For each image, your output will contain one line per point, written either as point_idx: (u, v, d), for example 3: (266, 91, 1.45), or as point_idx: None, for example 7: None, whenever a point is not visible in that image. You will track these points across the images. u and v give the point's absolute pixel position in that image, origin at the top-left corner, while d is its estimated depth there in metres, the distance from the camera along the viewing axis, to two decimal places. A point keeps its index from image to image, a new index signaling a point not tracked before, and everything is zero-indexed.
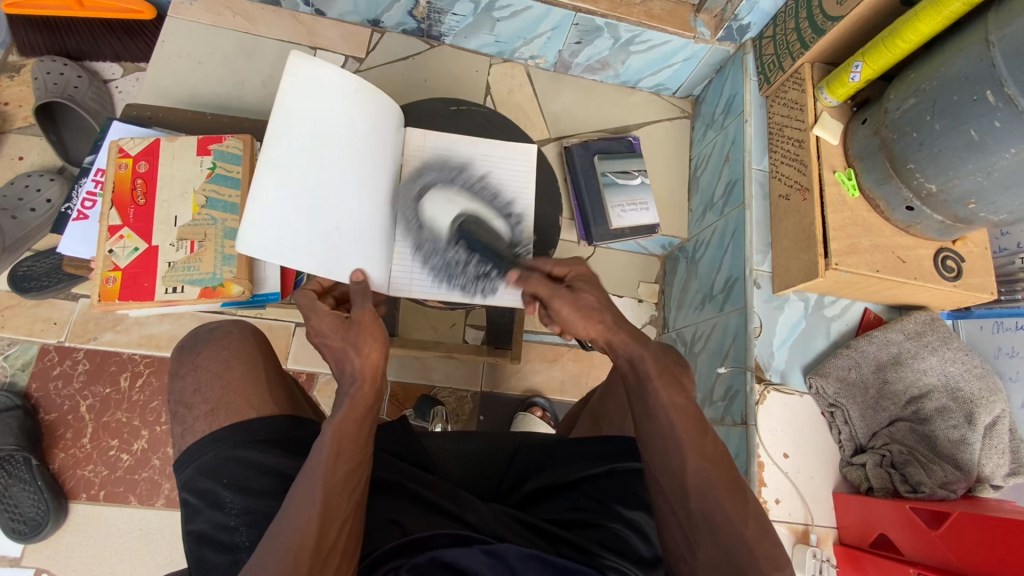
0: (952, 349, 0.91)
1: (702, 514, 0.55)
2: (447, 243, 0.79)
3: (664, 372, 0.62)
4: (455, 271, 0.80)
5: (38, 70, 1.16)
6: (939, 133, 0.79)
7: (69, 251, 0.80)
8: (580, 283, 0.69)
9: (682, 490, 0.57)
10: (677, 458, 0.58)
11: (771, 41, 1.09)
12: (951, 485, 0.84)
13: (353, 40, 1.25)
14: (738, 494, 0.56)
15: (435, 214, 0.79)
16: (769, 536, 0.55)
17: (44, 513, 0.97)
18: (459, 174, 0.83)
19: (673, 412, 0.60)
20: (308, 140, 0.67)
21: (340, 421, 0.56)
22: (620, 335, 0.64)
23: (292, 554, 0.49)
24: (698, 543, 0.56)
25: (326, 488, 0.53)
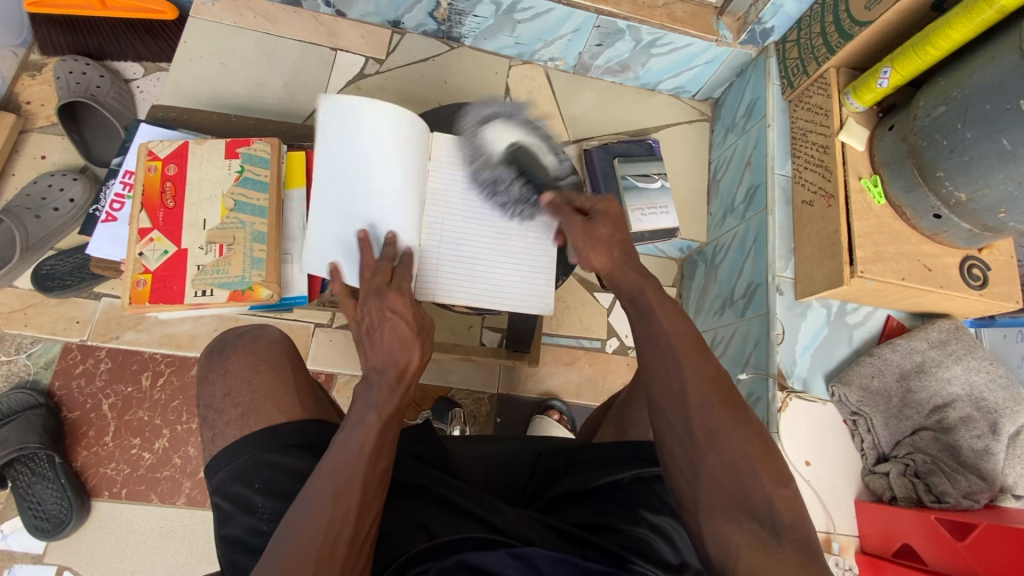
0: (976, 358, 0.91)
1: (705, 433, 0.52)
2: (489, 164, 0.81)
3: (665, 302, 0.60)
4: (499, 192, 0.81)
5: (61, 70, 1.16)
6: (970, 141, 0.79)
7: (97, 252, 0.81)
8: (601, 215, 0.68)
9: (683, 409, 0.54)
10: (677, 375, 0.55)
11: (796, 45, 1.08)
12: (975, 496, 0.84)
13: (373, 41, 1.25)
14: (739, 411, 0.53)
15: (491, 140, 0.80)
16: (773, 451, 0.51)
17: (66, 511, 0.98)
18: (522, 113, 0.84)
19: (675, 339, 0.57)
20: (349, 172, 0.75)
21: (385, 414, 0.58)
22: (621, 268, 0.63)
23: (330, 543, 0.50)
24: (700, 462, 0.52)
25: (366, 480, 0.54)
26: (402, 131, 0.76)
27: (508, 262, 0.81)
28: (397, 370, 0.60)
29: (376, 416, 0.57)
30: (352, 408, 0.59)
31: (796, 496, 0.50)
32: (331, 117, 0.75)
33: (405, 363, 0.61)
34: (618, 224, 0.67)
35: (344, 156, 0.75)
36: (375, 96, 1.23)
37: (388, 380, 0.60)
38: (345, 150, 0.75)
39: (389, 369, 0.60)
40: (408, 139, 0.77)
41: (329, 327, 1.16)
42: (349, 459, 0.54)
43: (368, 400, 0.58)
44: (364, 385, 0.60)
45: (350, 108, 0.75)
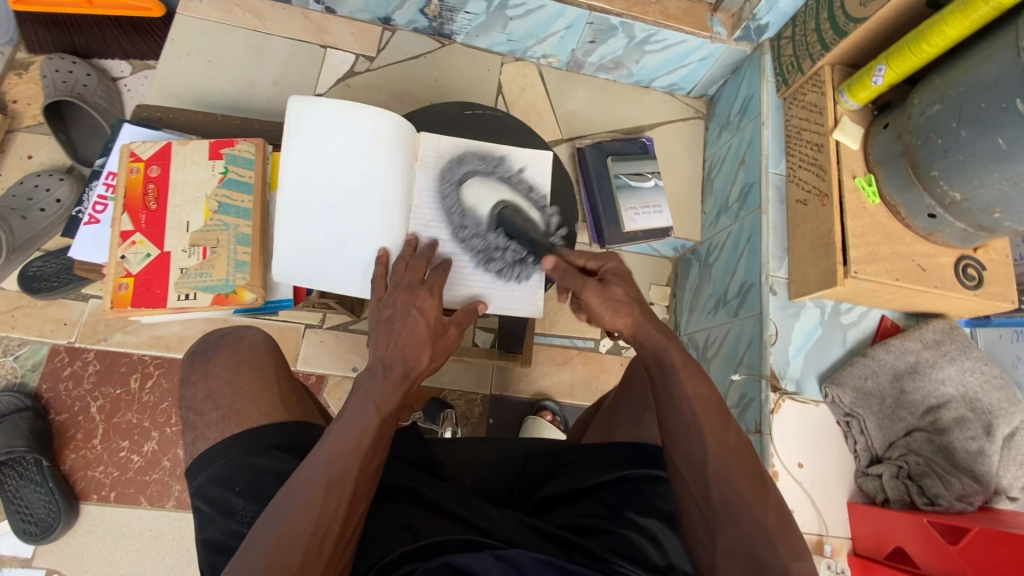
0: (971, 359, 0.90)
1: (721, 500, 0.55)
2: (479, 231, 0.79)
3: (690, 365, 0.61)
4: (493, 257, 0.79)
5: (47, 68, 1.15)
6: (964, 140, 0.77)
7: (80, 255, 0.80)
8: (613, 275, 0.66)
9: (703, 477, 0.57)
10: (699, 444, 0.58)
11: (790, 42, 1.06)
12: (968, 498, 0.83)
13: (364, 38, 1.24)
14: (759, 486, 0.56)
15: (473, 203, 0.79)
16: (788, 525, 0.54)
17: (54, 515, 0.97)
18: (501, 167, 0.83)
19: (696, 404, 0.59)
20: (323, 174, 0.73)
21: (384, 412, 0.57)
22: (646, 325, 0.63)
23: (318, 536, 0.51)
24: (718, 531, 0.55)
25: (358, 478, 0.54)
26: (381, 128, 0.74)
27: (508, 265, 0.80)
28: (406, 371, 0.59)
29: (376, 411, 0.57)
30: (351, 399, 0.58)
31: (810, 570, 0.52)
32: (298, 118, 0.73)
33: (416, 368, 0.60)
34: (631, 280, 0.66)
35: (316, 160, 0.73)
36: (366, 95, 1.22)
37: (393, 378, 0.59)
38: (317, 152, 0.73)
39: (396, 367, 0.59)
40: (385, 136, 0.74)
41: (320, 328, 1.15)
42: (345, 450, 0.54)
43: (370, 392, 0.57)
44: (365, 375, 0.60)
45: (305, 116, 0.73)
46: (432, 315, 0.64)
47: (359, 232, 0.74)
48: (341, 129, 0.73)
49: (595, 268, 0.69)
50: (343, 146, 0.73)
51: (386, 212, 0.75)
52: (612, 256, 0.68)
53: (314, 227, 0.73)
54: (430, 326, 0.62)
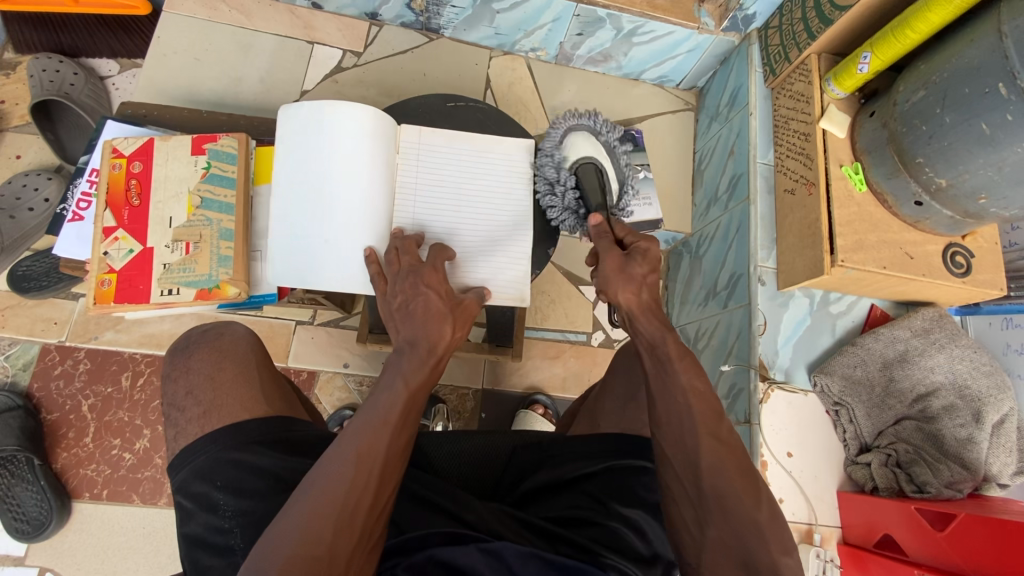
0: (960, 347, 0.90)
1: (713, 491, 0.54)
2: (557, 167, 0.79)
3: (685, 355, 0.62)
4: (553, 193, 0.80)
5: (34, 67, 1.15)
6: (948, 126, 0.77)
7: (66, 252, 0.80)
8: (638, 254, 0.67)
9: (694, 466, 0.56)
10: (692, 437, 0.57)
11: (777, 32, 1.06)
12: (957, 485, 0.83)
13: (351, 34, 1.23)
14: (749, 478, 0.55)
15: (570, 146, 0.79)
16: (779, 521, 0.53)
17: (47, 513, 0.97)
18: (611, 134, 0.81)
19: (692, 397, 0.59)
20: (307, 173, 0.73)
21: (413, 385, 0.58)
22: (648, 313, 0.64)
23: (348, 510, 0.50)
24: (708, 523, 0.54)
25: (388, 453, 0.54)
26: (362, 125, 0.74)
27: (498, 253, 0.80)
28: (431, 346, 0.60)
29: (404, 385, 0.57)
30: (381, 376, 0.59)
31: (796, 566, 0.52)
32: (286, 123, 0.74)
33: (440, 342, 0.61)
34: (655, 265, 0.66)
35: (301, 160, 0.74)
36: (353, 90, 1.22)
37: (418, 354, 0.60)
38: (302, 153, 0.74)
39: (422, 343, 0.60)
40: (366, 131, 0.74)
41: (310, 324, 1.15)
42: (375, 426, 0.54)
43: (398, 366, 0.58)
44: (394, 353, 0.61)
45: (291, 120, 0.74)
46: (442, 290, 0.66)
47: (340, 228, 0.73)
48: (323, 127, 0.73)
49: (630, 243, 0.69)
50: (324, 144, 0.73)
51: (368, 208, 0.75)
52: (645, 235, 0.69)
53: (299, 224, 0.73)
54: (443, 299, 0.64)
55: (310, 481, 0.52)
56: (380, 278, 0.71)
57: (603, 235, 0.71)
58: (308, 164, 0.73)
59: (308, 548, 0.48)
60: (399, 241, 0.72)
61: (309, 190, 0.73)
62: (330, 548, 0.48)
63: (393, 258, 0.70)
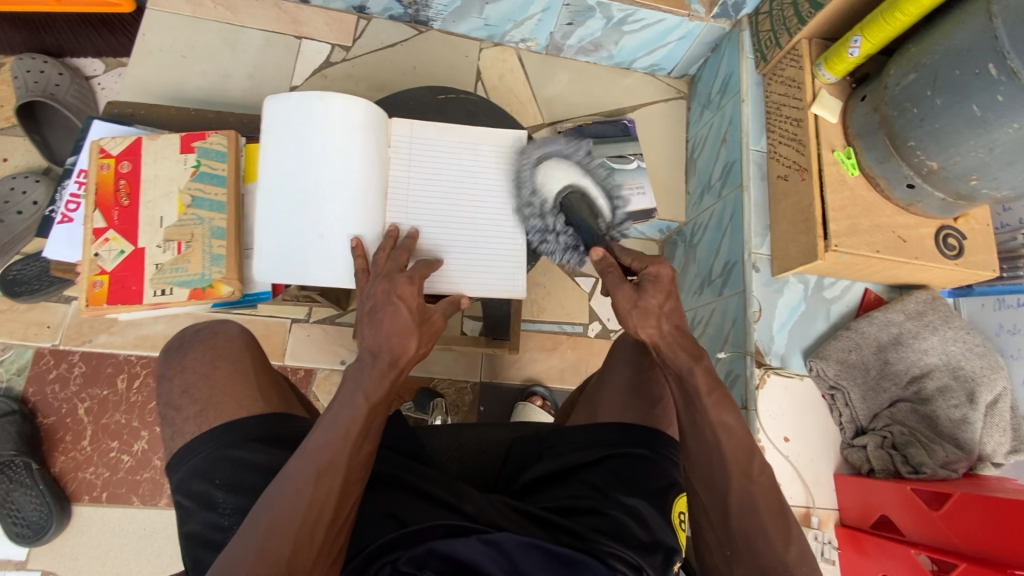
0: (953, 328, 0.91)
1: (741, 532, 0.55)
2: (543, 212, 0.77)
3: (715, 389, 0.60)
4: (549, 239, 0.78)
5: (18, 69, 1.13)
6: (939, 108, 0.77)
7: (56, 255, 0.79)
8: (649, 282, 0.64)
9: (723, 505, 0.57)
10: (721, 474, 0.58)
11: (768, 17, 1.05)
12: (952, 465, 0.84)
13: (339, 28, 1.22)
14: (780, 517, 0.55)
15: (545, 183, 0.77)
16: (810, 562, 0.53)
17: (47, 517, 0.97)
18: (580, 154, 0.80)
19: (721, 432, 0.59)
20: (297, 167, 0.73)
21: (374, 398, 0.57)
22: (675, 344, 0.62)
23: (307, 527, 0.51)
24: (736, 561, 0.55)
25: (348, 468, 0.53)
26: (355, 119, 0.73)
27: (491, 247, 0.79)
28: (393, 358, 0.59)
29: (364, 399, 0.56)
30: (341, 388, 0.58)
31: None
32: (272, 115, 0.73)
33: (403, 355, 0.59)
34: (669, 290, 0.64)
35: (288, 155, 0.73)
36: (344, 85, 1.21)
37: (378, 365, 0.59)
38: (293, 149, 0.73)
39: (383, 354, 0.59)
40: (354, 124, 0.73)
41: (306, 322, 1.15)
42: (334, 440, 0.54)
43: (358, 379, 0.57)
44: (354, 364, 0.59)
45: (275, 112, 0.73)
46: (413, 303, 0.63)
47: (332, 224, 0.73)
48: (313, 121, 0.72)
49: (637, 270, 0.67)
50: (317, 137, 0.73)
51: (363, 202, 0.74)
52: (657, 261, 0.65)
53: (287, 220, 0.72)
54: (413, 312, 0.61)
55: (272, 494, 0.52)
56: (364, 275, 0.70)
57: (608, 273, 0.67)
58: (297, 158, 0.73)
59: (265, 563, 0.48)
60: (396, 248, 0.71)
61: (298, 183, 0.73)
62: (288, 562, 0.49)
63: (380, 260, 0.69)
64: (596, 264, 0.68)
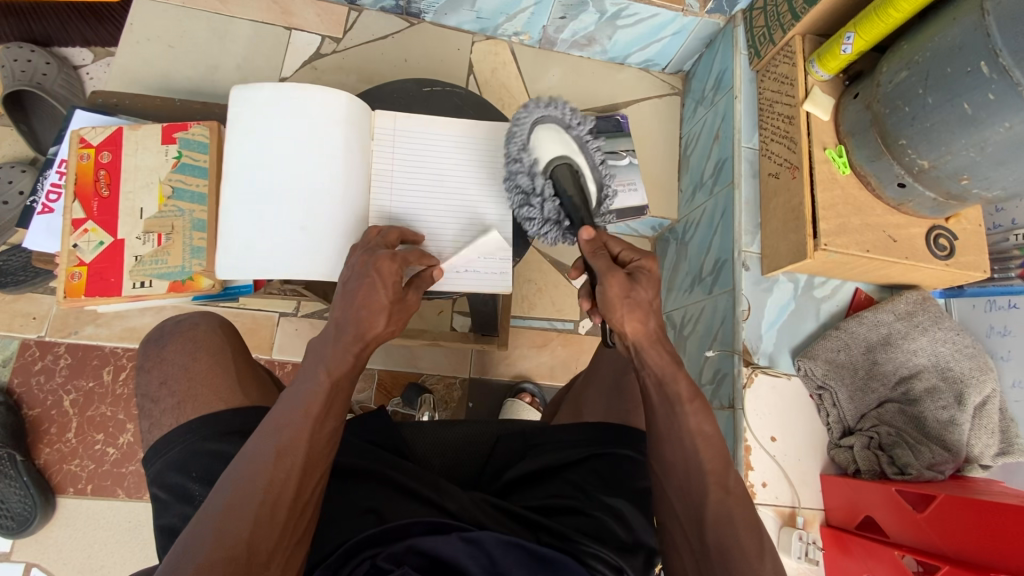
0: (943, 329, 0.90)
1: (718, 545, 0.54)
2: (530, 174, 0.67)
3: (695, 397, 0.60)
4: (530, 204, 0.69)
5: (4, 58, 1.12)
6: (931, 107, 0.76)
7: (36, 246, 0.78)
8: (641, 275, 0.62)
9: (699, 519, 0.56)
10: (698, 483, 0.57)
11: (762, 13, 1.04)
12: (938, 467, 0.84)
13: (330, 20, 1.21)
14: (757, 533, 0.55)
15: (539, 146, 0.66)
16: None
17: (30, 509, 0.97)
18: (582, 123, 0.68)
19: (698, 440, 0.58)
20: (275, 159, 0.72)
21: (336, 374, 0.56)
22: (654, 347, 0.61)
23: (267, 507, 0.50)
24: (708, 568, 0.55)
25: (311, 442, 0.53)
26: (335, 113, 0.73)
27: (477, 241, 0.78)
28: (359, 333, 0.57)
29: (326, 374, 0.56)
30: (304, 362, 0.57)
31: None
32: (241, 107, 0.72)
33: (370, 330, 0.57)
34: (658, 288, 0.63)
35: (265, 148, 0.72)
36: (334, 77, 1.19)
37: (344, 339, 0.57)
38: (267, 142, 0.72)
39: (349, 328, 0.57)
40: (332, 116, 0.72)
41: (294, 316, 1.14)
42: (295, 417, 0.53)
43: (320, 353, 0.56)
44: (319, 338, 0.58)
45: (246, 102, 0.72)
46: (390, 280, 0.59)
47: (312, 219, 0.72)
48: (291, 113, 0.72)
49: (628, 260, 0.64)
50: (294, 128, 0.72)
51: (344, 195, 0.73)
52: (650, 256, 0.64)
53: (263, 212, 0.71)
54: (388, 292, 0.58)
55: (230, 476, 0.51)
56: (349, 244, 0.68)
57: (598, 254, 0.62)
58: (273, 150, 0.72)
59: (224, 541, 0.47)
60: (385, 228, 0.69)
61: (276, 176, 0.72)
62: (249, 543, 0.48)
63: (369, 235, 0.67)
64: (585, 245, 0.62)
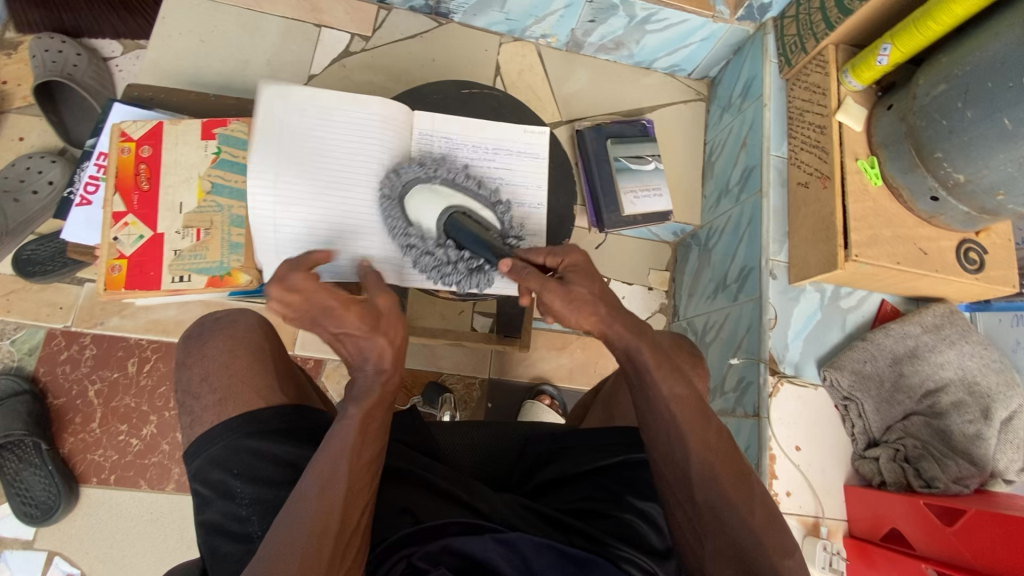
0: (970, 343, 0.90)
1: (708, 505, 0.56)
2: (432, 246, 0.72)
3: (662, 362, 0.60)
4: (446, 270, 0.72)
5: (36, 48, 1.13)
6: (970, 121, 0.76)
7: (73, 237, 0.79)
8: (571, 273, 0.63)
9: (687, 481, 0.57)
10: (680, 446, 0.58)
11: (794, 21, 1.04)
12: (965, 481, 0.84)
13: (359, 17, 1.21)
14: (743, 485, 0.57)
15: (419, 215, 0.72)
16: (776, 522, 0.55)
17: (55, 497, 0.97)
18: (438, 169, 0.74)
19: (673, 403, 0.59)
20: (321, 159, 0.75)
21: (367, 405, 0.57)
22: (615, 326, 0.61)
23: (314, 539, 0.50)
24: (705, 532, 0.55)
25: (350, 472, 0.54)
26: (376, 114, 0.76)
27: None
28: (377, 362, 0.58)
29: (358, 409, 0.57)
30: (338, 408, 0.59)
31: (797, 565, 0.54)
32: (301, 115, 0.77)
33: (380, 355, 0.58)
34: (592, 275, 0.63)
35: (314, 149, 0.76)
36: (361, 75, 1.20)
37: (366, 380, 0.58)
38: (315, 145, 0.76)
39: (366, 363, 0.58)
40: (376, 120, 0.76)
41: None
42: (333, 452, 0.54)
43: (349, 395, 0.58)
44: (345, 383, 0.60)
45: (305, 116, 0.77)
46: (351, 307, 0.57)
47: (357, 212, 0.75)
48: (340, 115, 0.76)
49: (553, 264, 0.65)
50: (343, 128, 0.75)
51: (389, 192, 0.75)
52: (572, 250, 0.64)
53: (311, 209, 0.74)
54: (360, 317, 0.57)
55: (281, 519, 0.52)
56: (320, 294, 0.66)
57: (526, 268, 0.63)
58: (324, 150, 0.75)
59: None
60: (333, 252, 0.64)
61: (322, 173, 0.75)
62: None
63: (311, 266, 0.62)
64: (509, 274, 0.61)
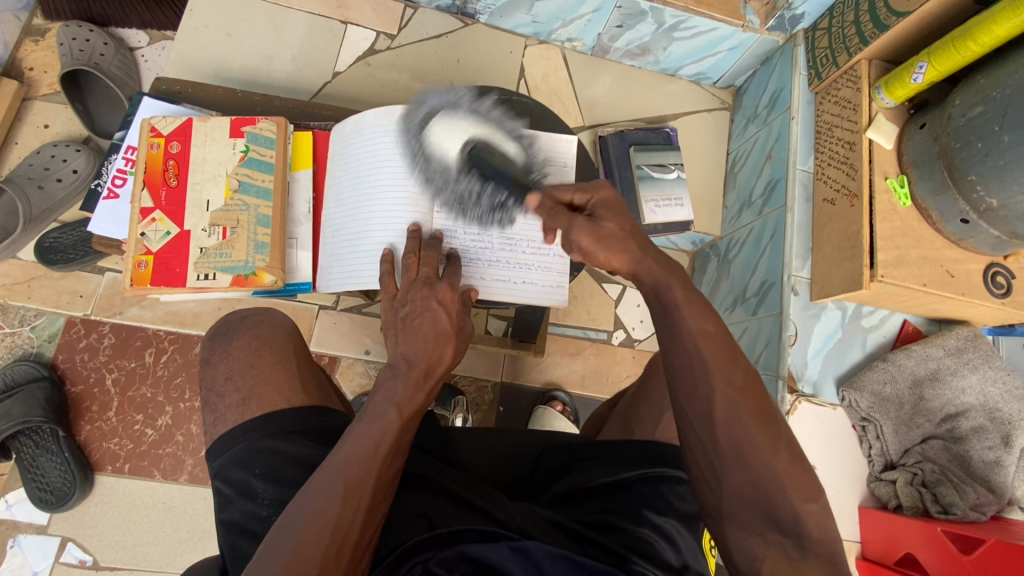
0: (992, 368, 0.89)
1: (729, 441, 0.49)
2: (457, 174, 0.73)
3: (694, 299, 0.54)
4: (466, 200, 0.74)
5: (64, 36, 1.14)
6: (1007, 145, 0.74)
7: (99, 229, 0.79)
8: (601, 211, 0.61)
9: (709, 420, 0.50)
10: (704, 384, 0.50)
11: (826, 33, 1.02)
12: (982, 508, 0.83)
13: (385, 16, 1.21)
14: (770, 425, 0.49)
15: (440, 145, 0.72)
16: (802, 463, 0.48)
17: (70, 484, 0.98)
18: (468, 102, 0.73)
19: (701, 342, 0.51)
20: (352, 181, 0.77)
21: (406, 412, 0.56)
22: (648, 260, 0.56)
23: (336, 547, 0.48)
24: (724, 471, 0.49)
25: (377, 483, 0.52)
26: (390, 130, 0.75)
27: (532, 251, 0.78)
28: (428, 367, 0.60)
29: (397, 413, 0.56)
30: (373, 399, 0.57)
31: (824, 511, 0.47)
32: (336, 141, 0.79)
33: (438, 363, 0.60)
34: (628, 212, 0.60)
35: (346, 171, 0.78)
36: (386, 73, 1.19)
37: (412, 376, 0.59)
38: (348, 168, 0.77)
39: (418, 364, 0.59)
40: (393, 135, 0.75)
41: (333, 310, 1.15)
42: (365, 453, 0.53)
43: (392, 391, 0.57)
44: (381, 376, 0.59)
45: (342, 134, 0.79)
46: (450, 309, 0.64)
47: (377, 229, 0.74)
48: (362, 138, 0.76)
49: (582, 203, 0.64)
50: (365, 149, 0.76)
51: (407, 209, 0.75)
52: (602, 187, 0.63)
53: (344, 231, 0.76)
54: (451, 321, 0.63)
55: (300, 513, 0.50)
56: (391, 280, 0.69)
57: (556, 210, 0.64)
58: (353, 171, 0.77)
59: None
60: (423, 249, 0.70)
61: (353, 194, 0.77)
62: None
63: (411, 265, 0.68)
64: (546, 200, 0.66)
